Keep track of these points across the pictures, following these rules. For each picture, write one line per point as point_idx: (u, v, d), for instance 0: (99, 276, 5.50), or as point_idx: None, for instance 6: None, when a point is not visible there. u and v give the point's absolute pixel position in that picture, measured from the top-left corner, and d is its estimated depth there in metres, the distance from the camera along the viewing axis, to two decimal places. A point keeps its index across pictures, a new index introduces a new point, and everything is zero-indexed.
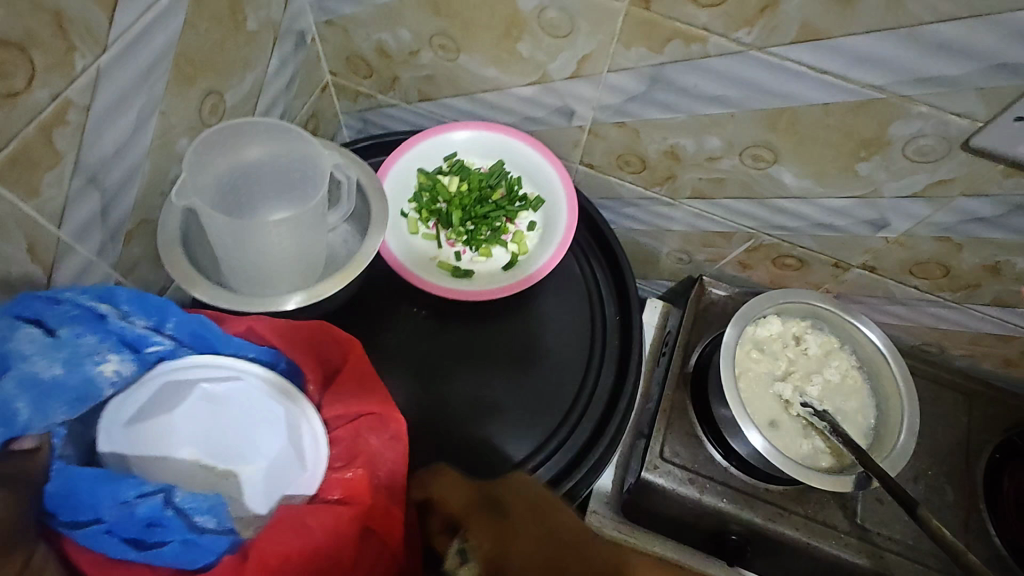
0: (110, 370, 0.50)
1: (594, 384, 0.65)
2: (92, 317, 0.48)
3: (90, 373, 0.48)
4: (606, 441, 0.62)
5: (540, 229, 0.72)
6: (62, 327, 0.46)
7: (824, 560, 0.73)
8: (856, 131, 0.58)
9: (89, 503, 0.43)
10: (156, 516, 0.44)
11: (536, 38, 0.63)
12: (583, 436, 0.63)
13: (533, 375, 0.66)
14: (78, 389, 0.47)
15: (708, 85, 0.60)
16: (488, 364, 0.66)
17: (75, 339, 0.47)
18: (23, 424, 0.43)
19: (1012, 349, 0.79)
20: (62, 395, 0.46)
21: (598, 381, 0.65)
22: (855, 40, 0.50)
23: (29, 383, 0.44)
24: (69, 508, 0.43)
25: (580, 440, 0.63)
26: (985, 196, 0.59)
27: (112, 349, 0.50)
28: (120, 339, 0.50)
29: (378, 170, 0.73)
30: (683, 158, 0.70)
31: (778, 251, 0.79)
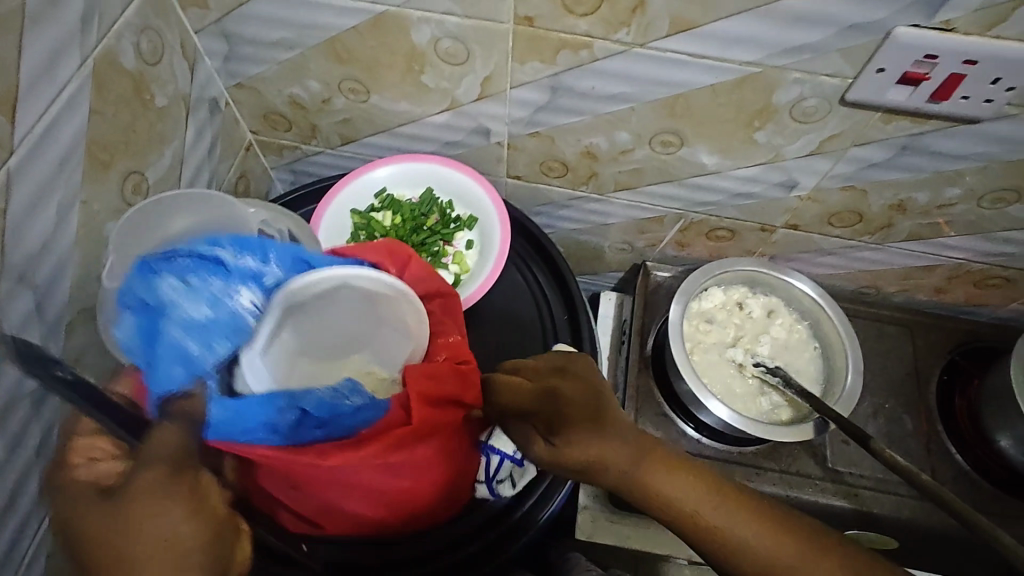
0: (246, 302, 0.51)
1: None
2: (208, 263, 0.50)
3: (234, 308, 0.50)
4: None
5: (478, 246, 0.75)
6: (189, 275, 0.48)
7: (805, 509, 0.75)
8: (745, 104, 0.62)
9: (256, 417, 0.47)
10: (319, 404, 0.50)
11: (437, 69, 0.66)
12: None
13: None
14: (231, 323, 0.50)
15: (603, 85, 0.63)
16: None
17: (205, 283, 0.49)
18: (200, 362, 0.47)
19: (939, 277, 0.84)
20: (220, 329, 0.49)
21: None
22: (723, 25, 0.54)
23: (189, 325, 0.48)
24: (238, 427, 0.47)
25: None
26: (872, 143, 0.64)
27: (240, 283, 0.51)
28: (243, 276, 0.52)
29: (311, 219, 0.75)
30: (600, 155, 0.74)
31: (708, 226, 0.83)
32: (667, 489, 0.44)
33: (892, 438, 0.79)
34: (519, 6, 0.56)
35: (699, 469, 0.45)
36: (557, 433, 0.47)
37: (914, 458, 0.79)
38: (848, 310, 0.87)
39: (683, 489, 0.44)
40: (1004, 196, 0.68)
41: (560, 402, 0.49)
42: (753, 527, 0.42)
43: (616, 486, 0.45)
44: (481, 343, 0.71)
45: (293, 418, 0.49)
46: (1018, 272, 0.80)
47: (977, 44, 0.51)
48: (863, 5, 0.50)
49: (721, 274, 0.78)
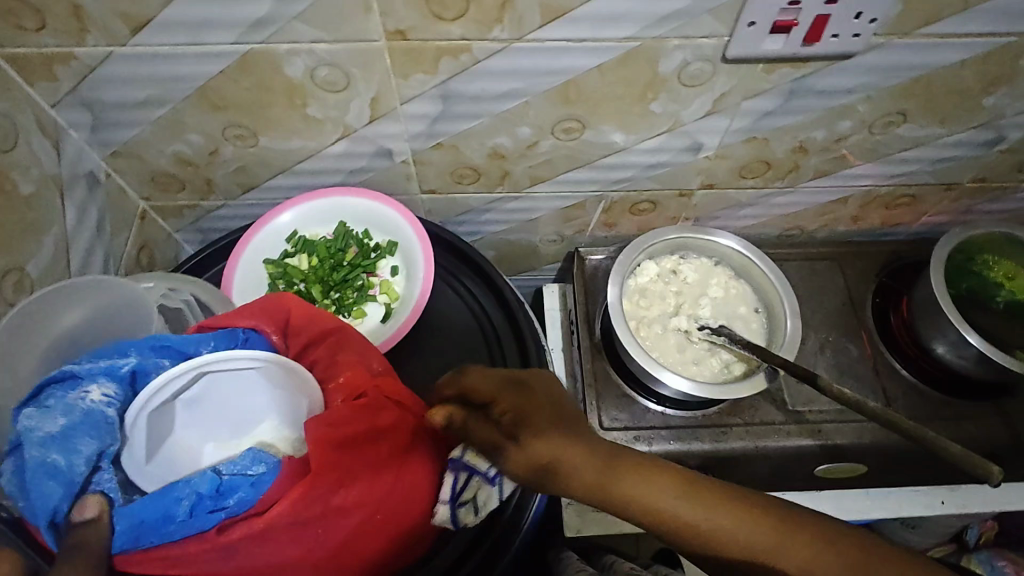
0: (98, 396, 0.45)
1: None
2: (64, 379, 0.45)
3: (92, 409, 0.44)
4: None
5: (403, 270, 0.73)
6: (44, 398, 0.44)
7: (776, 455, 0.77)
8: (634, 79, 0.62)
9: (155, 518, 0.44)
10: (216, 486, 0.46)
11: (321, 99, 0.63)
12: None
13: None
14: (93, 424, 0.44)
15: (493, 85, 0.62)
16: None
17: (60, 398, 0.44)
18: (69, 471, 0.42)
19: (852, 207, 0.87)
20: (85, 429, 0.44)
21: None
22: (593, 5, 0.54)
23: (47, 442, 0.43)
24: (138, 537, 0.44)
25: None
26: (762, 93, 0.66)
27: (94, 377, 0.45)
28: (102, 374, 0.46)
29: (224, 278, 0.71)
30: (507, 154, 0.73)
31: (630, 201, 0.84)
32: (631, 489, 0.45)
33: (842, 368, 0.82)
34: (387, 21, 0.54)
35: (666, 468, 0.46)
36: (525, 430, 0.48)
37: (865, 382, 0.81)
38: (777, 255, 0.89)
39: (659, 491, 0.44)
40: (892, 121, 0.71)
41: (528, 398, 0.49)
42: (725, 518, 0.42)
43: (584, 490, 0.46)
44: (427, 367, 0.69)
45: (191, 512, 0.45)
46: (920, 187, 0.84)
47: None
48: None
49: (651, 247, 0.78)
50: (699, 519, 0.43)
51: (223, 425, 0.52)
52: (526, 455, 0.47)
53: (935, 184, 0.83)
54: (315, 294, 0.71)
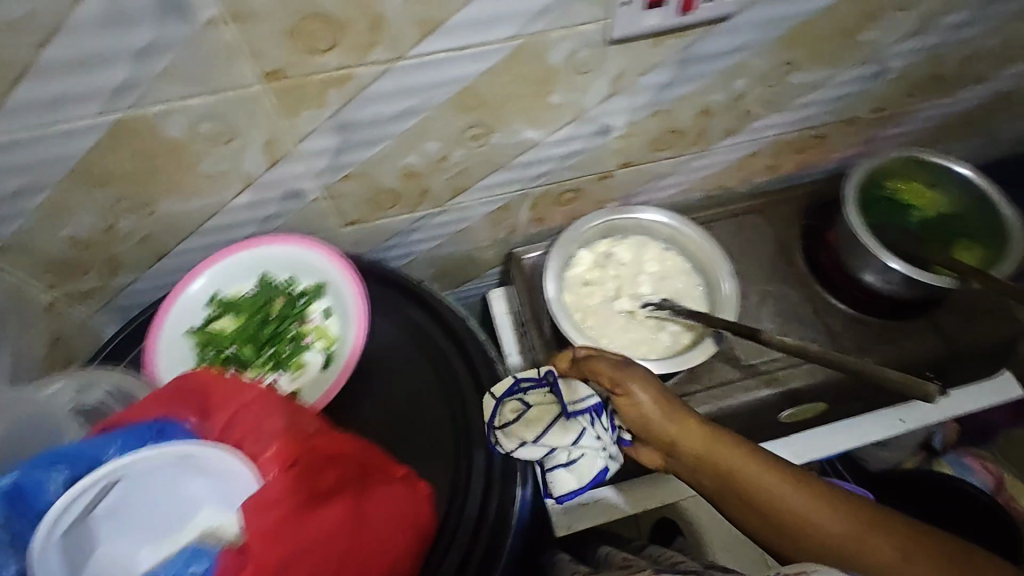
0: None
1: (466, 412, 0.65)
2: None
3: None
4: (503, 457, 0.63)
5: (336, 311, 0.70)
6: None
7: (741, 410, 0.79)
8: (527, 76, 0.62)
9: None
10: None
11: (212, 154, 0.60)
12: (486, 461, 0.63)
13: (412, 440, 0.65)
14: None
15: (387, 107, 0.61)
16: None
17: None
18: None
19: (767, 157, 0.90)
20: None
21: (470, 405, 0.65)
22: (467, 12, 0.53)
23: None
24: None
25: (485, 468, 0.62)
26: (655, 67, 0.66)
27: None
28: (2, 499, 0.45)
29: (148, 356, 0.67)
30: (420, 171, 0.71)
31: (554, 194, 0.84)
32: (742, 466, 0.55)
33: (786, 315, 0.85)
34: (260, 63, 0.52)
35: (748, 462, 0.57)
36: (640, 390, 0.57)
37: (809, 323, 0.84)
38: (707, 218, 0.91)
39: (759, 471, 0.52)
40: (783, 70, 0.73)
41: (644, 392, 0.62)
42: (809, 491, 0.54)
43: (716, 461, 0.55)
44: (382, 403, 0.68)
45: None
46: (824, 127, 0.87)
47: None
48: None
49: (583, 234, 0.79)
50: (786, 496, 0.51)
51: (156, 527, 0.49)
52: (633, 409, 0.58)
53: (837, 121, 0.86)
54: (250, 353, 0.68)
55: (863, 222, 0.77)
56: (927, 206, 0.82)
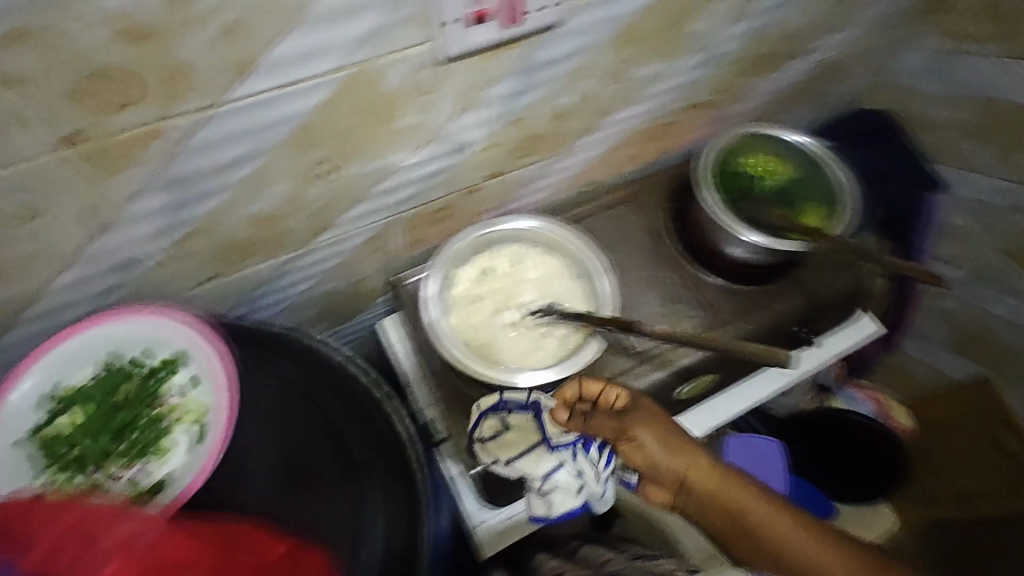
0: None
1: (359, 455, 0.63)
2: None
3: None
4: (401, 495, 0.62)
5: (203, 380, 0.64)
6: None
7: (639, 396, 0.81)
8: (366, 104, 0.59)
9: None
10: None
11: (14, 235, 0.53)
12: (384, 502, 0.61)
13: (308, 499, 0.62)
14: None
15: (217, 156, 0.56)
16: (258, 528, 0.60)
17: None
18: None
19: (629, 148, 0.93)
20: None
21: (363, 447, 0.63)
22: (279, 50, 0.49)
23: None
24: None
25: (385, 510, 0.61)
26: (498, 79, 0.66)
27: None
28: None
29: None
30: (274, 215, 0.67)
31: (427, 214, 0.82)
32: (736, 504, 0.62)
33: (668, 297, 0.89)
34: (47, 130, 0.46)
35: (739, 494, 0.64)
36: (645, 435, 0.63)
37: (689, 302, 0.89)
38: (582, 214, 0.94)
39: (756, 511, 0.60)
40: (622, 68, 0.76)
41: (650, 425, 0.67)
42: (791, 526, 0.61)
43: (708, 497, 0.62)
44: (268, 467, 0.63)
45: None
46: (675, 113, 0.91)
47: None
48: None
49: (460, 253, 0.78)
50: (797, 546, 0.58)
51: None
52: (641, 454, 0.63)
53: (684, 107, 0.91)
54: (104, 445, 0.61)
55: (721, 198, 0.83)
56: (779, 173, 0.89)
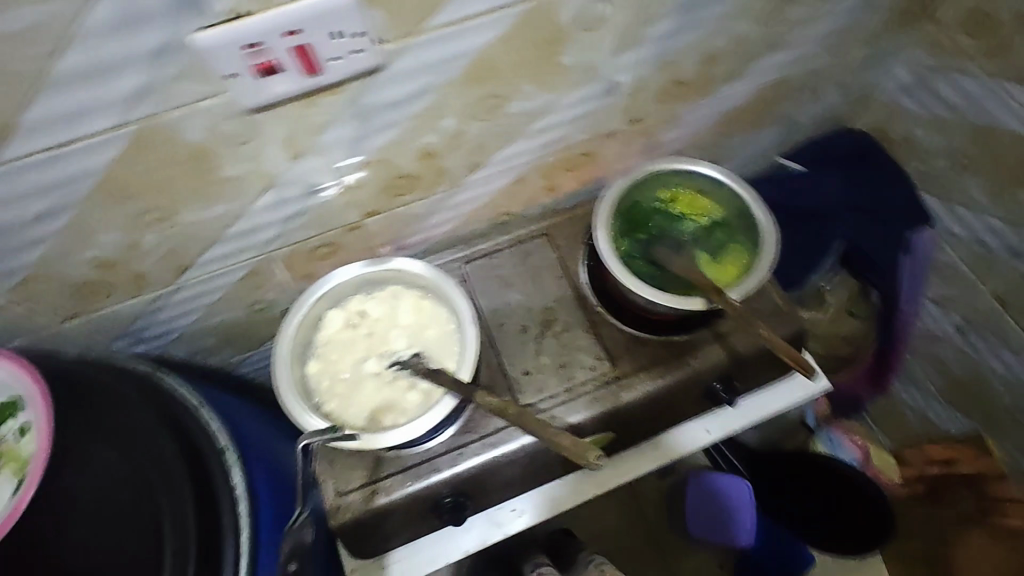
0: None
1: (165, 496, 0.59)
2: None
3: None
4: (211, 543, 0.59)
5: (32, 428, 0.61)
6: None
7: (518, 457, 0.75)
8: (170, 157, 0.56)
9: None
10: None
11: None
12: (188, 550, 0.57)
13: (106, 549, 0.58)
14: None
15: (15, 210, 0.55)
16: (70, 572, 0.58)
17: None
18: None
19: (541, 179, 0.84)
20: None
21: (173, 486, 0.59)
22: (36, 111, 0.47)
23: None
24: None
25: (183, 555, 0.57)
26: (331, 124, 0.60)
27: None
28: None
29: None
30: (118, 260, 0.65)
31: (304, 251, 0.77)
32: None
33: (568, 345, 0.80)
34: None
35: None
36: None
37: (594, 349, 0.80)
38: (490, 246, 0.86)
39: None
40: (489, 104, 0.67)
41: None
42: None
43: None
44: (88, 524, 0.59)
45: None
46: (587, 144, 0.81)
47: (265, 19, 0.46)
48: (129, 38, 0.45)
49: (296, 369, 0.71)
50: None
51: None
52: None
53: (598, 136, 0.80)
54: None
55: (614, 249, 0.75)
56: (684, 204, 0.80)
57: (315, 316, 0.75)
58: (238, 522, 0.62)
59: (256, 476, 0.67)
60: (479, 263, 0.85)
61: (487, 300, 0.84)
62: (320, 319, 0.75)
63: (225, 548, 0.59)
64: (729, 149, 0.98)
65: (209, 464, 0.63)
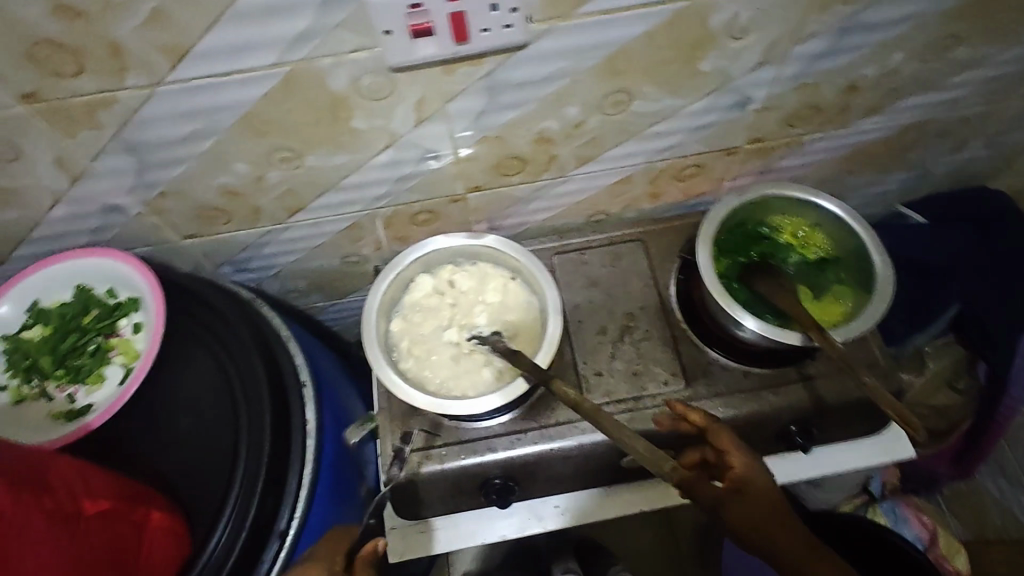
0: None
1: (248, 413, 0.62)
2: None
3: None
4: (281, 465, 0.61)
5: (145, 327, 0.67)
6: None
7: (574, 455, 0.74)
8: (312, 102, 0.59)
9: None
10: None
11: (50, 175, 0.63)
12: (260, 465, 0.59)
13: (188, 448, 0.62)
14: None
15: (171, 129, 0.59)
16: (155, 461, 0.63)
17: None
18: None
19: (647, 184, 0.83)
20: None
21: (255, 401, 0.62)
22: (212, 38, 0.51)
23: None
24: None
25: (254, 469, 0.59)
26: (462, 94, 0.61)
27: None
28: None
29: None
30: (242, 191, 0.70)
31: (405, 215, 0.79)
32: None
33: (644, 355, 0.79)
34: (7, 86, 0.52)
35: None
36: None
37: (670, 364, 0.78)
38: (582, 242, 0.86)
39: None
40: (617, 100, 0.66)
41: None
42: None
43: None
44: (178, 422, 0.64)
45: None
46: (702, 157, 0.79)
47: None
48: None
49: (382, 324, 0.74)
50: None
51: None
52: None
53: (716, 150, 0.78)
54: (44, 367, 0.66)
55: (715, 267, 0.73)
56: (797, 234, 0.77)
57: (409, 277, 0.77)
58: (306, 450, 0.64)
59: (325, 418, 0.70)
60: (568, 257, 0.85)
61: (569, 294, 0.83)
62: (411, 281, 0.78)
63: (291, 474, 0.62)
64: (848, 187, 0.92)
65: (290, 393, 0.65)
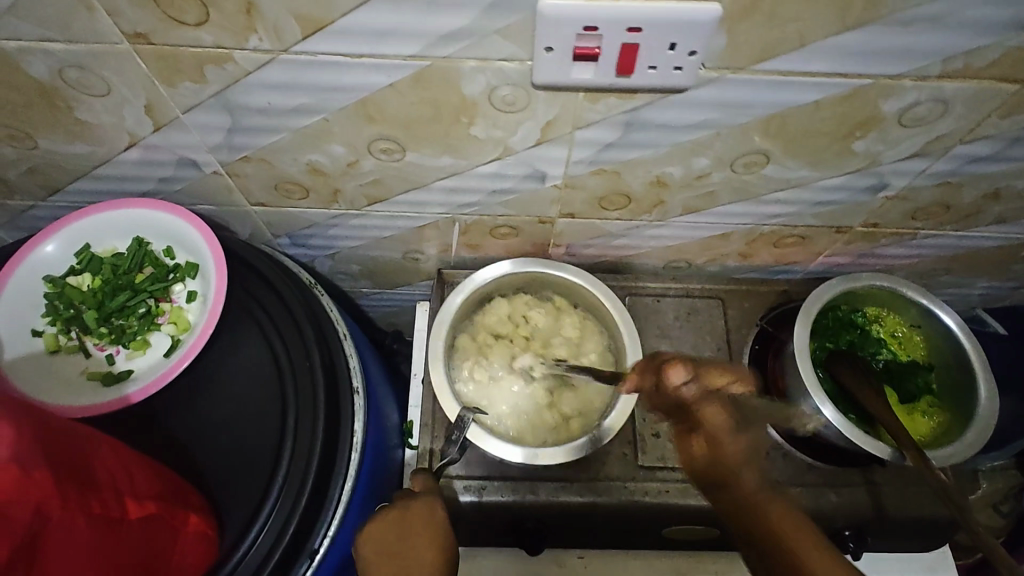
0: None
1: (299, 415, 0.57)
2: None
3: None
4: (326, 476, 0.56)
5: (201, 298, 0.62)
6: None
7: (617, 514, 0.70)
8: (437, 101, 0.53)
9: None
10: None
11: (134, 118, 0.57)
12: (307, 477, 0.54)
13: (229, 437, 0.58)
14: None
15: (279, 98, 0.54)
16: (192, 443, 0.58)
17: None
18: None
19: (744, 244, 0.78)
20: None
21: (309, 404, 0.57)
22: (355, 17, 0.45)
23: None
24: None
25: (299, 480, 0.54)
26: (596, 124, 0.56)
27: None
28: None
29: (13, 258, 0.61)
30: (329, 172, 0.64)
31: (486, 226, 0.74)
32: None
33: None
34: (118, 21, 0.47)
35: None
36: None
37: None
38: (660, 289, 0.81)
39: None
40: (752, 161, 0.61)
41: None
42: None
43: None
44: (220, 406, 0.59)
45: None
46: (810, 231, 0.74)
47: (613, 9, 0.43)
48: None
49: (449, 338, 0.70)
50: None
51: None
52: None
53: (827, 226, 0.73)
54: (87, 320, 0.61)
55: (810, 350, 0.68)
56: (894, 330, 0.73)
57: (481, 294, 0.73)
58: (352, 462, 0.59)
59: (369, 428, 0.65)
60: (642, 302, 0.80)
61: None
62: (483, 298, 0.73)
63: (334, 486, 0.57)
64: (940, 286, 0.88)
65: (343, 398, 0.60)
